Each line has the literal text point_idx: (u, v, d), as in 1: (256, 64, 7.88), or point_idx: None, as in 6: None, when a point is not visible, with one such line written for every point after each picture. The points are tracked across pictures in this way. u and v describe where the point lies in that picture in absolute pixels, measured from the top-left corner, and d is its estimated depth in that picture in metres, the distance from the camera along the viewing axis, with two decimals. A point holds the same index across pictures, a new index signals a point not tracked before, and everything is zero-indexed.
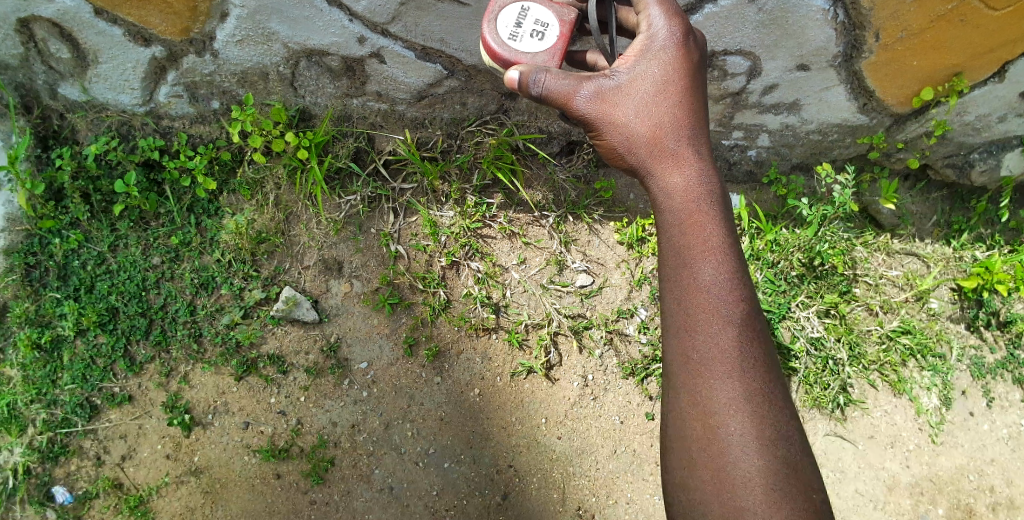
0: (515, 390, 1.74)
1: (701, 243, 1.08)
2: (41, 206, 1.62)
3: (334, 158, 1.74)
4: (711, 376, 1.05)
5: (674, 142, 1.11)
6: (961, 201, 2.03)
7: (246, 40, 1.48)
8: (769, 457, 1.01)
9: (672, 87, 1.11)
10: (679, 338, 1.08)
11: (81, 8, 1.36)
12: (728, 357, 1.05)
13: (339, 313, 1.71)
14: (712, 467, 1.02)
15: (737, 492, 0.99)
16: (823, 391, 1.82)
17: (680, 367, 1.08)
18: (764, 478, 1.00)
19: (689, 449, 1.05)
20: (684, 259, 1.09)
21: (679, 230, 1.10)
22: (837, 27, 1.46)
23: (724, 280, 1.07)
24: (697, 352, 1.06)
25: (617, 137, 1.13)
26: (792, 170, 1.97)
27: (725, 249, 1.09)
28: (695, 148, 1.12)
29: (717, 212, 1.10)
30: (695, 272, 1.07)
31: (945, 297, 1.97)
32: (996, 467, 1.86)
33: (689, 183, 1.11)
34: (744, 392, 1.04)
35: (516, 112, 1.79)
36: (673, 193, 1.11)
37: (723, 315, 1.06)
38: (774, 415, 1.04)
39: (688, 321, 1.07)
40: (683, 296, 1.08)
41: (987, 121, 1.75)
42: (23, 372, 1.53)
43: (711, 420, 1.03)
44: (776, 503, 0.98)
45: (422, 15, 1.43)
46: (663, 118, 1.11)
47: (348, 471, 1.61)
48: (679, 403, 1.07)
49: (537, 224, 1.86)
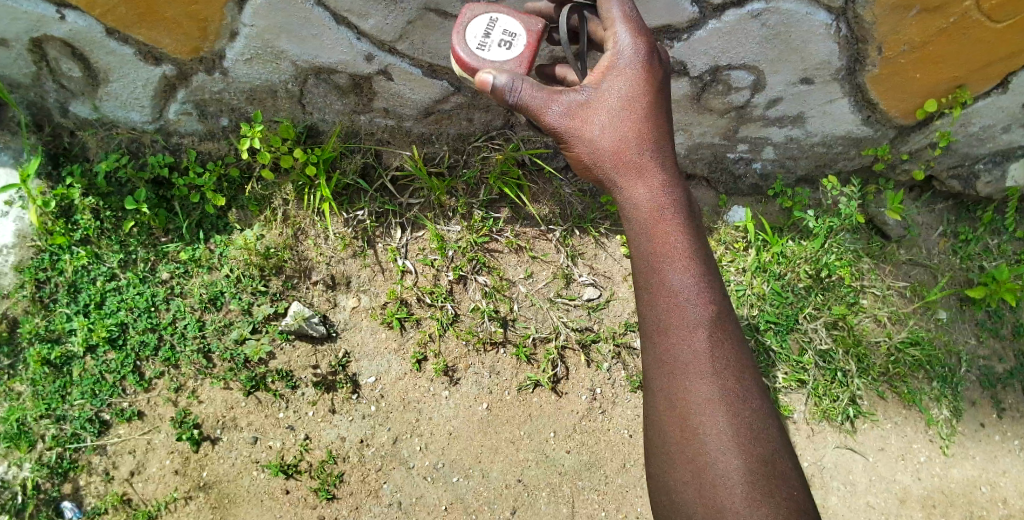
0: (523, 404, 1.74)
1: (671, 248, 1.04)
2: (53, 222, 1.61)
3: (342, 174, 1.76)
4: (685, 379, 0.99)
5: (640, 151, 1.09)
6: (967, 211, 2.03)
7: (255, 58, 1.50)
8: (750, 456, 0.95)
9: (639, 101, 1.09)
10: (651, 343, 1.04)
11: (93, 28, 1.39)
12: (702, 360, 1.00)
13: (347, 327, 1.72)
14: (693, 468, 0.96)
15: (720, 494, 0.92)
16: (832, 404, 1.81)
17: (657, 374, 1.02)
18: (746, 478, 0.93)
19: (668, 455, 0.99)
20: (653, 264, 1.04)
21: (648, 237, 1.06)
22: (840, 41, 1.47)
23: (693, 283, 1.03)
24: (670, 356, 1.01)
25: (585, 145, 1.10)
26: (798, 183, 1.97)
27: (694, 255, 1.05)
28: (662, 161, 1.10)
29: (685, 219, 1.07)
30: (664, 276, 1.03)
31: (953, 308, 1.97)
32: (1009, 479, 1.84)
33: (655, 189, 1.08)
34: (720, 394, 0.98)
35: (522, 127, 1.81)
36: (644, 203, 1.08)
37: (693, 319, 1.01)
38: (752, 418, 0.98)
39: (660, 325, 1.02)
40: (654, 301, 1.03)
41: (991, 131, 1.76)
42: (33, 387, 1.53)
43: (688, 422, 0.98)
44: (760, 504, 0.91)
45: (429, 33, 1.44)
46: (628, 128, 1.09)
47: (357, 486, 1.60)
48: (656, 410, 1.02)
49: (544, 238, 1.87)
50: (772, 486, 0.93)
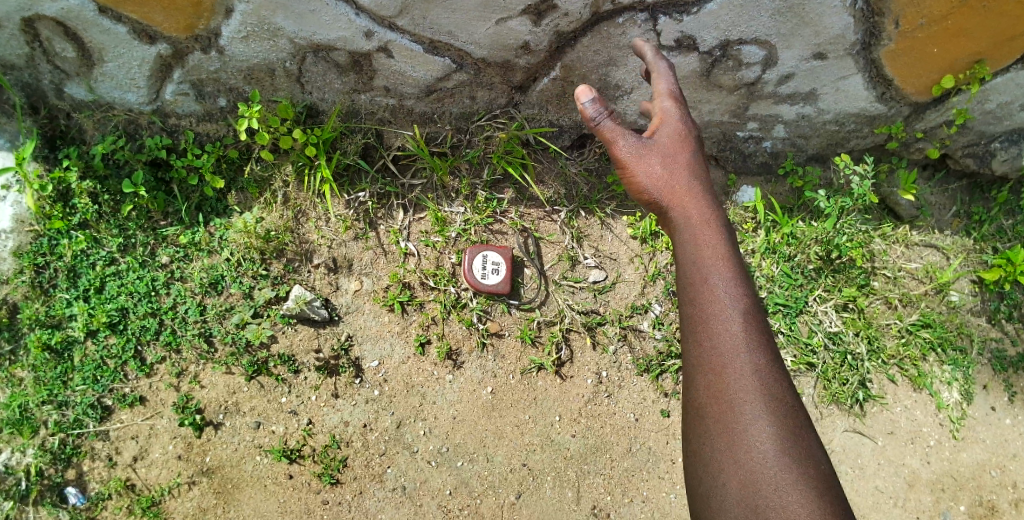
0: (528, 387, 1.72)
1: (717, 258, 1.03)
2: (50, 207, 1.58)
3: (342, 154, 1.72)
4: (725, 374, 0.94)
5: (691, 180, 1.12)
6: (982, 191, 1.96)
7: (252, 36, 1.46)
8: (787, 438, 0.89)
9: (685, 139, 1.15)
10: (690, 333, 1.00)
11: (85, 6, 1.36)
12: (741, 345, 0.96)
13: (349, 311, 1.70)
14: (728, 448, 0.90)
15: (757, 472, 0.86)
16: (841, 387, 1.79)
17: (698, 372, 0.97)
18: (784, 458, 0.87)
19: (703, 437, 0.93)
20: (699, 271, 1.02)
21: (695, 250, 1.05)
22: (855, 14, 1.43)
23: (737, 280, 1.01)
24: (709, 340, 0.97)
25: (639, 173, 1.13)
26: (808, 161, 1.91)
27: (738, 266, 1.03)
28: (710, 192, 1.12)
29: (730, 235, 1.07)
30: (706, 271, 1.02)
31: (965, 290, 1.93)
32: (1018, 463, 1.82)
33: (706, 208, 1.09)
34: (758, 377, 0.93)
35: (526, 105, 1.75)
36: (693, 222, 1.08)
37: (736, 313, 0.98)
38: (793, 418, 0.92)
39: (699, 315, 0.99)
40: (694, 295, 1.01)
41: (1008, 109, 1.71)
42: (34, 373, 1.51)
43: (724, 403, 0.93)
44: (798, 484, 0.85)
45: (430, 8, 1.40)
46: (679, 161, 1.13)
47: (360, 471, 1.59)
48: (693, 396, 0.97)
49: (549, 219, 1.84)
50: (810, 472, 0.87)
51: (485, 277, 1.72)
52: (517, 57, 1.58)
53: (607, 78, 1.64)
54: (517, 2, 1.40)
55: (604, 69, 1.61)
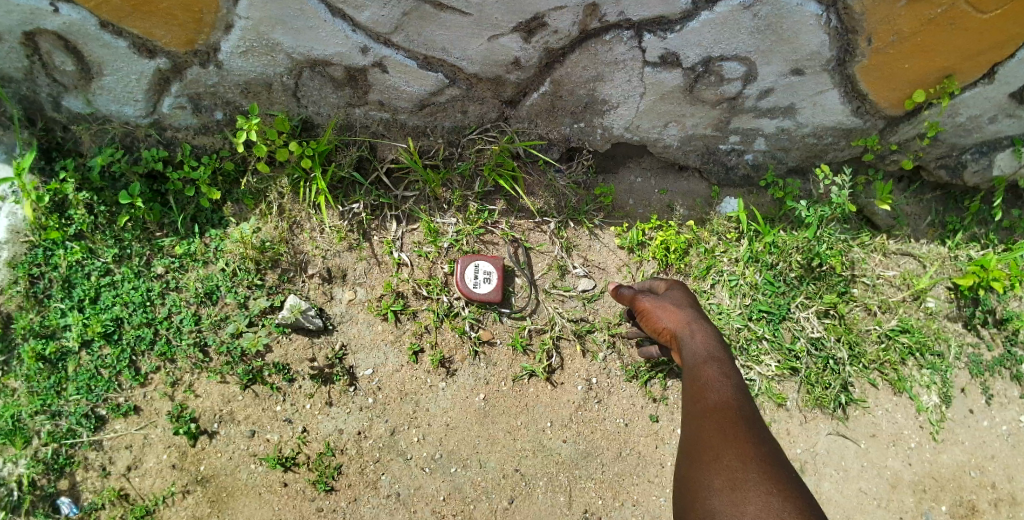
0: (519, 394, 1.76)
1: (713, 365, 1.34)
2: (46, 217, 1.60)
3: (337, 167, 1.76)
4: (716, 420, 1.19)
5: (694, 318, 1.49)
6: (955, 202, 2.03)
7: (250, 51, 1.50)
8: (765, 461, 1.09)
9: (688, 300, 1.56)
10: (691, 402, 1.28)
11: (87, 21, 1.39)
12: (733, 406, 1.22)
13: (343, 320, 1.73)
14: (715, 460, 1.10)
15: (739, 473, 1.06)
16: (824, 391, 1.85)
17: (694, 427, 1.21)
18: (762, 469, 1.07)
19: (694, 459, 1.14)
20: (699, 371, 1.34)
21: (696, 362, 1.37)
22: (831, 32, 1.50)
23: (730, 375, 1.32)
24: (707, 403, 1.24)
25: (655, 313, 1.54)
26: (789, 173, 1.96)
27: (729, 372, 1.33)
28: (709, 327, 1.47)
29: (724, 357, 1.38)
30: (704, 371, 1.33)
31: (942, 296, 1.99)
32: (996, 464, 1.88)
33: (708, 332, 1.44)
34: (743, 422, 1.18)
35: (516, 119, 1.79)
36: (696, 342, 1.43)
37: (730, 393, 1.26)
38: (773, 454, 1.12)
39: (697, 390, 1.29)
40: (695, 381, 1.32)
41: (978, 122, 1.77)
42: (27, 384, 1.52)
43: (715, 434, 1.16)
44: (773, 486, 1.03)
45: (424, 25, 1.46)
46: (686, 308, 1.52)
47: (355, 478, 1.61)
48: (690, 438, 1.20)
49: (539, 229, 1.89)
50: (784, 483, 1.05)
51: (477, 286, 1.76)
52: (507, 73, 1.63)
53: (595, 93, 1.69)
54: (509, 20, 1.46)
55: (592, 84, 1.66)
